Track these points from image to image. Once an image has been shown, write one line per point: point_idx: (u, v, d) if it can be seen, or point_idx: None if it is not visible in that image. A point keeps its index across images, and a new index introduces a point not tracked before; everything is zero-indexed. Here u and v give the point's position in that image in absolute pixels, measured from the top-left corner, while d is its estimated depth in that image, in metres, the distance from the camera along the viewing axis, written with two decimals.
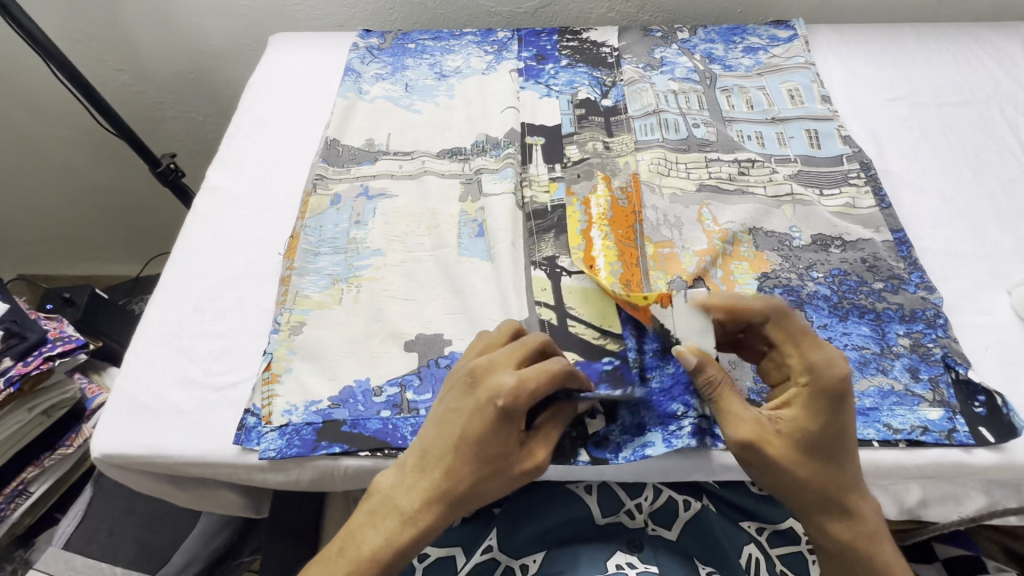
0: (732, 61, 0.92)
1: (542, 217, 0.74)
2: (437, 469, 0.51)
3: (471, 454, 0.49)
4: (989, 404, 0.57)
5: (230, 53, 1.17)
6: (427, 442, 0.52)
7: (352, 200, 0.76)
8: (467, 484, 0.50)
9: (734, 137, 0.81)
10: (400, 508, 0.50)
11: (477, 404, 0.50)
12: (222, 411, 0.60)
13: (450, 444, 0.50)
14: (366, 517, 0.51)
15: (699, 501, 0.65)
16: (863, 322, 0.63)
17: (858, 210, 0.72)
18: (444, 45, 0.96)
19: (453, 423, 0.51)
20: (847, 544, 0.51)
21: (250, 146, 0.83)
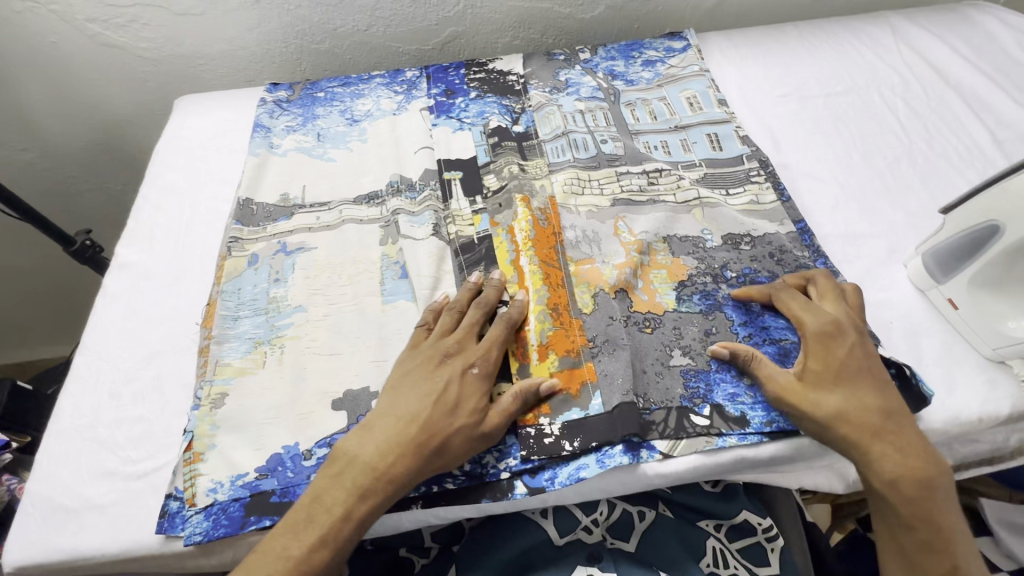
0: (633, 75, 0.96)
1: (470, 250, 0.74)
2: (410, 429, 0.55)
3: (447, 412, 0.57)
4: (901, 377, 0.60)
5: (140, 119, 1.14)
6: (397, 409, 0.57)
7: (270, 258, 0.74)
8: (437, 441, 0.55)
9: (642, 148, 0.85)
10: (372, 465, 0.54)
11: (459, 368, 0.59)
12: (145, 499, 0.57)
13: (421, 405, 0.57)
14: (331, 479, 0.54)
15: (654, 509, 0.65)
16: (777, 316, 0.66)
17: (762, 206, 0.76)
18: (354, 90, 0.97)
19: (426, 386, 0.58)
20: (888, 478, 0.54)
21: (161, 216, 0.81)
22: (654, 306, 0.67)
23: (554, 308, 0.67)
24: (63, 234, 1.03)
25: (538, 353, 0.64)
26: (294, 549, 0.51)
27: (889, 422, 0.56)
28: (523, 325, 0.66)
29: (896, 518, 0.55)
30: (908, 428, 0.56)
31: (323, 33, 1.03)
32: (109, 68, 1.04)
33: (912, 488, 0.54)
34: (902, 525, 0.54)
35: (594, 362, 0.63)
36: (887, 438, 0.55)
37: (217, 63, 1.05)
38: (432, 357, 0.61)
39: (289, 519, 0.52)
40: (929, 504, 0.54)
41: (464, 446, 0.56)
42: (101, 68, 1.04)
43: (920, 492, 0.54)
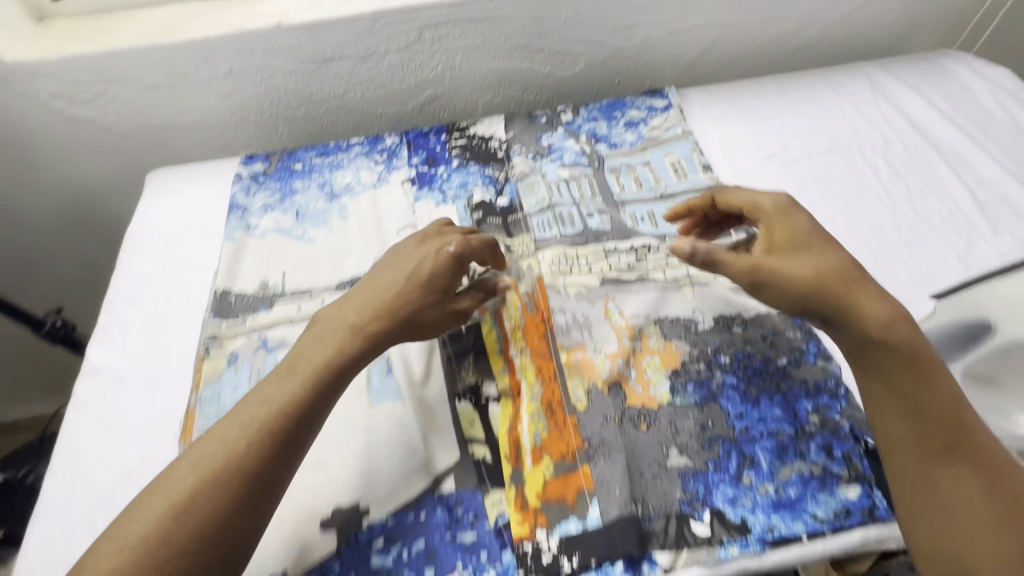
0: (616, 138, 0.95)
1: (459, 339, 0.73)
2: (386, 295, 0.63)
3: (422, 286, 0.64)
4: None
5: (111, 188, 1.10)
6: (382, 287, 0.64)
7: (250, 356, 0.72)
8: (406, 300, 0.63)
9: (629, 220, 0.84)
10: (349, 323, 0.61)
11: (437, 251, 0.66)
12: None
13: (400, 279, 0.64)
14: (313, 337, 0.61)
15: None
16: (774, 406, 0.65)
17: None
18: (332, 161, 0.94)
19: (408, 266, 0.65)
20: (875, 319, 0.55)
21: (133, 311, 0.78)
22: (649, 398, 0.66)
23: (547, 406, 0.66)
24: (33, 317, 0.99)
25: (531, 457, 0.62)
26: (258, 406, 0.54)
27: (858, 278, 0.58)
28: (516, 427, 0.65)
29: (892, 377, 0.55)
30: (870, 279, 0.58)
31: (299, 99, 1.00)
32: (75, 141, 1.00)
33: (932, 403, 0.53)
34: (908, 404, 0.53)
35: (591, 465, 0.61)
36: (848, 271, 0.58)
37: (190, 132, 1.02)
38: (417, 237, 0.69)
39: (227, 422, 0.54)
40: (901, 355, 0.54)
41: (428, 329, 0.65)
42: (68, 143, 1.00)
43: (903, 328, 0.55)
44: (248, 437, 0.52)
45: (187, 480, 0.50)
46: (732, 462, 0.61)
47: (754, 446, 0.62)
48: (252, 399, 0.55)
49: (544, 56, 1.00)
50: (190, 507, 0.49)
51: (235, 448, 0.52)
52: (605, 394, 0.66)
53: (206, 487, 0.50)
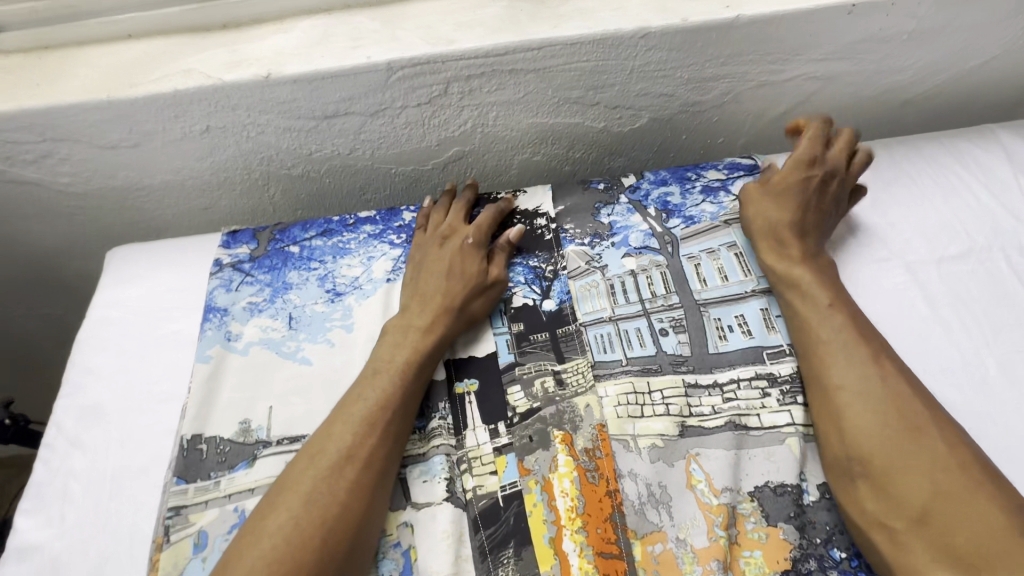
0: (692, 210, 0.77)
1: (495, 521, 0.56)
2: (430, 309, 0.65)
3: (461, 276, 0.67)
4: None
5: (73, 250, 0.93)
6: (429, 293, 0.67)
7: (222, 540, 0.56)
8: (461, 294, 0.66)
9: (714, 333, 0.66)
10: (408, 330, 0.64)
11: (465, 245, 0.70)
12: None
13: (443, 282, 0.67)
14: (393, 340, 0.64)
15: None
16: None
17: None
18: (337, 243, 0.76)
19: (442, 264, 0.69)
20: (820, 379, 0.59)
21: (78, 459, 0.61)
22: None
23: None
24: None
25: None
26: (326, 473, 0.55)
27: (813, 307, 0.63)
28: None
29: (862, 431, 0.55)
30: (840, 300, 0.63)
31: (295, 158, 0.81)
32: (24, 204, 0.83)
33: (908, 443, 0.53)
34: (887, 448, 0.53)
35: None
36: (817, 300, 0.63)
37: (163, 193, 0.84)
38: (436, 240, 0.72)
39: (285, 487, 0.54)
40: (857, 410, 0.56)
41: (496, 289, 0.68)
42: (15, 207, 0.83)
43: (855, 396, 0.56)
44: (332, 502, 0.53)
45: (276, 551, 0.50)
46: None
47: None
48: (312, 465, 0.56)
49: (599, 111, 0.80)
50: (282, 569, 0.50)
51: (319, 514, 0.52)
52: None
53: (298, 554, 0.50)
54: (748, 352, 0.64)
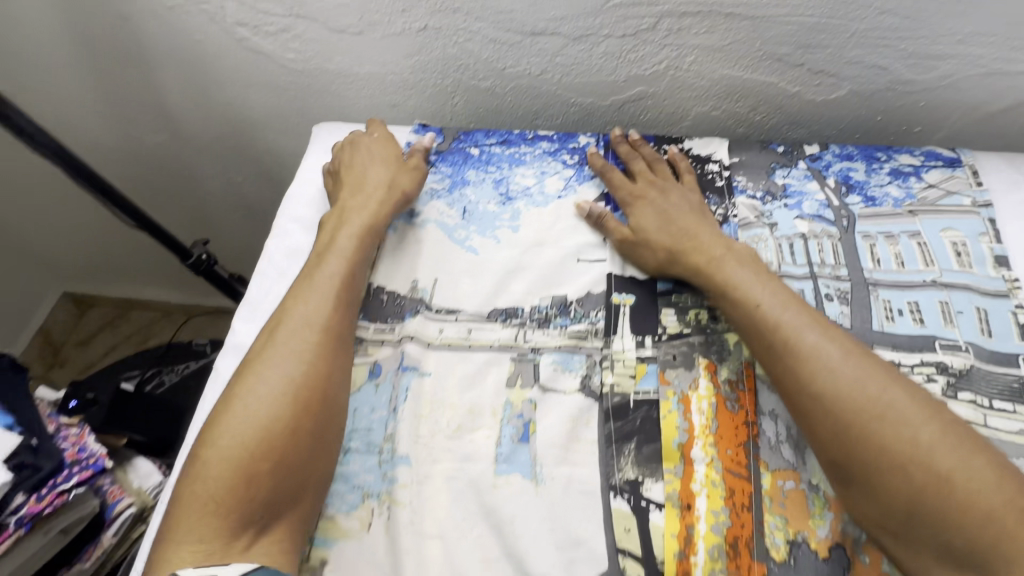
0: (877, 190, 0.74)
1: (623, 417, 0.60)
2: (360, 196, 0.73)
3: (390, 165, 0.76)
4: None
5: (273, 124, 1.06)
6: (359, 180, 0.75)
7: (392, 374, 0.64)
8: (391, 172, 0.75)
9: (881, 312, 0.65)
10: (345, 232, 0.69)
11: (378, 143, 0.78)
12: None
13: (370, 170, 0.75)
14: (337, 218, 0.71)
15: None
16: None
17: None
18: (513, 153, 0.81)
19: (365, 158, 0.77)
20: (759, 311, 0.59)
21: (284, 286, 0.72)
22: None
23: (732, 541, 0.53)
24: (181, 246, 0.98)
25: None
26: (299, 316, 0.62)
27: (694, 244, 0.67)
28: (688, 553, 0.53)
29: (796, 348, 0.55)
30: (711, 244, 0.66)
31: (488, 70, 0.86)
32: (250, 72, 0.95)
33: (836, 354, 0.54)
34: (822, 362, 0.54)
35: None
36: (704, 235, 0.66)
37: (364, 84, 0.93)
38: (348, 145, 0.79)
39: (262, 336, 0.61)
40: (801, 338, 0.56)
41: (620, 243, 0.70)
42: (244, 72, 0.95)
43: (797, 325, 0.57)
44: (299, 355, 0.59)
45: (239, 438, 0.54)
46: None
47: None
48: (266, 339, 0.60)
49: (799, 73, 0.79)
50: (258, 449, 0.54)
51: (288, 367, 0.58)
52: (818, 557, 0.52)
53: (283, 377, 0.57)
54: (917, 339, 0.62)
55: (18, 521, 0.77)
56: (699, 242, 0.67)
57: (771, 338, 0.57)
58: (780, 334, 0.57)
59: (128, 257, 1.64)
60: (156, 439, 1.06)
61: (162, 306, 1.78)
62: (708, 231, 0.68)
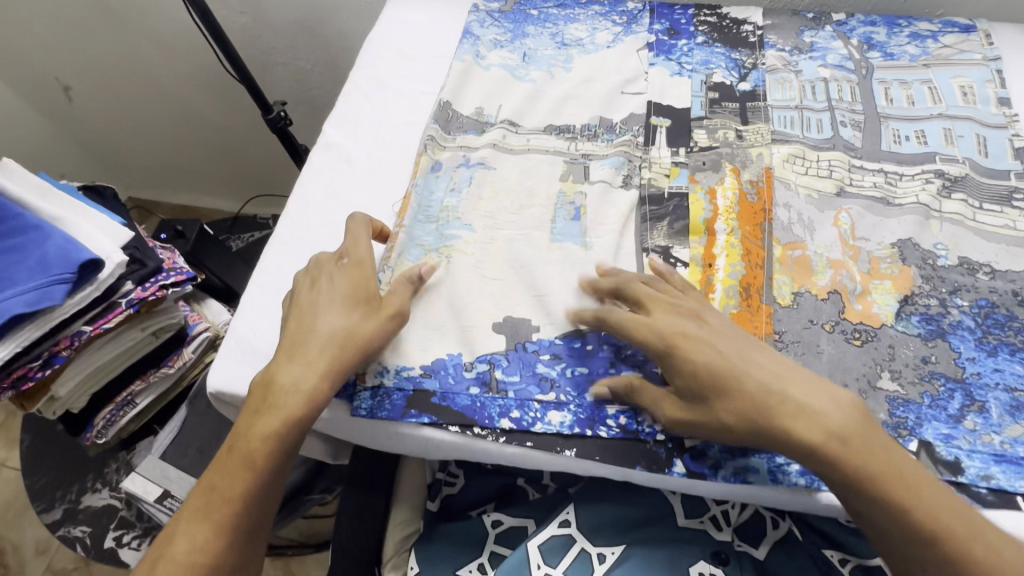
0: (895, 48, 0.82)
1: (658, 204, 0.70)
2: (326, 319, 0.59)
3: (361, 283, 0.61)
4: None
5: (347, 5, 1.18)
6: (306, 328, 0.59)
7: (452, 169, 0.75)
8: (346, 324, 0.59)
9: (890, 137, 0.73)
10: (286, 384, 0.57)
11: (337, 267, 0.62)
12: None
13: (318, 310, 0.59)
14: (261, 401, 0.57)
15: (786, 521, 0.68)
16: (1015, 362, 0.57)
17: (1018, 233, 0.65)
18: (569, 14, 0.91)
19: (320, 290, 0.61)
20: (821, 431, 0.49)
21: (366, 103, 0.83)
22: (869, 317, 0.60)
23: (746, 287, 0.63)
24: (264, 102, 1.11)
25: None
26: (181, 547, 0.54)
27: (756, 386, 0.51)
28: (708, 293, 0.63)
29: (879, 480, 0.48)
30: (759, 361, 0.53)
31: None
32: None
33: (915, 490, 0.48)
34: (907, 501, 0.48)
35: None
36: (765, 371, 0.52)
37: None
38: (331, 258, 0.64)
39: (176, 520, 0.56)
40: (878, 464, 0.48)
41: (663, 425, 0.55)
42: None
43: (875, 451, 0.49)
44: (216, 528, 0.54)
45: None
46: (953, 403, 0.55)
47: (985, 393, 0.56)
48: (190, 513, 0.55)
49: None
50: None
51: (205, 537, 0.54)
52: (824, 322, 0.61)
53: None
54: (918, 156, 0.71)
55: (128, 301, 0.89)
56: (763, 385, 0.51)
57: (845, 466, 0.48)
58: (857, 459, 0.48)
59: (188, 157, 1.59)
60: (229, 288, 1.18)
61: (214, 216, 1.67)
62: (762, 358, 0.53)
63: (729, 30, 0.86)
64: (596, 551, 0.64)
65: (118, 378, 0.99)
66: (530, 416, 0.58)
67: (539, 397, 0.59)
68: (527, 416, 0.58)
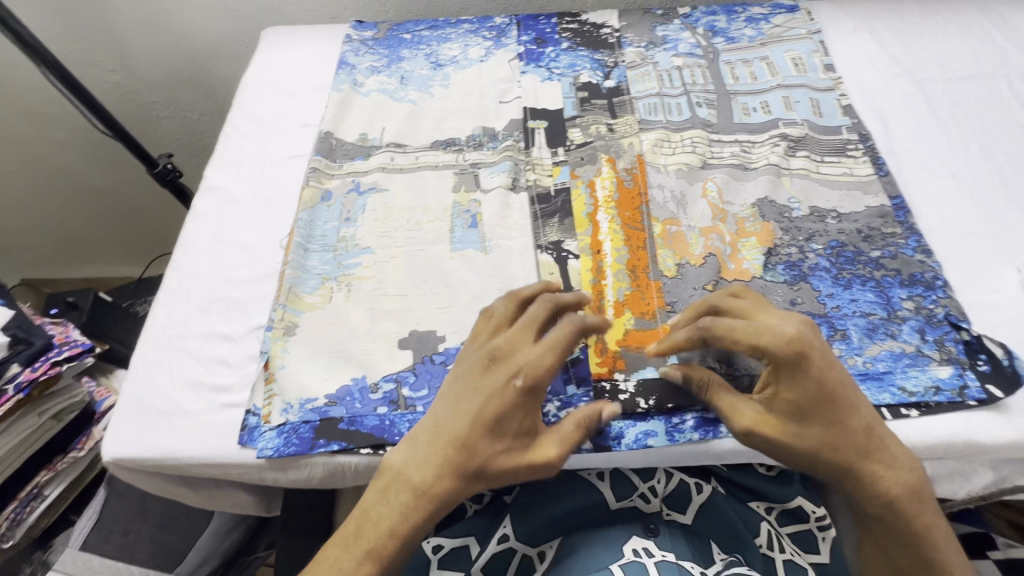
0: (735, 33, 0.91)
1: (546, 202, 0.73)
2: (466, 423, 0.53)
3: (520, 397, 0.52)
4: (992, 361, 0.59)
5: (224, 49, 1.17)
6: (439, 425, 0.54)
7: (343, 196, 0.75)
8: (490, 431, 0.52)
9: (740, 111, 0.81)
10: (413, 482, 0.53)
11: (500, 380, 0.53)
12: (213, 415, 0.60)
13: (463, 426, 0.53)
14: (380, 494, 0.54)
15: (710, 484, 0.68)
16: (867, 290, 0.65)
17: (855, 178, 0.73)
18: (440, 34, 0.95)
19: (471, 405, 0.53)
20: (899, 485, 0.53)
21: (247, 144, 0.82)
22: (741, 273, 0.66)
23: (632, 269, 0.67)
24: (147, 157, 1.08)
25: (613, 309, 0.64)
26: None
27: (844, 404, 0.52)
28: (600, 280, 0.66)
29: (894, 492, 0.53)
30: (837, 359, 0.53)
31: None
32: None
33: (919, 507, 0.53)
34: (911, 510, 0.53)
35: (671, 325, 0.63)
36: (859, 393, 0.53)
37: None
38: (486, 360, 0.55)
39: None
40: (933, 525, 0.53)
41: (740, 434, 0.53)
42: None
43: (929, 511, 0.54)
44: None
45: None
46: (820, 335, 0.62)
47: (845, 322, 0.62)
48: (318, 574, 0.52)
49: None
50: None
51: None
52: (707, 285, 0.66)
53: None
54: (765, 124, 0.79)
55: (16, 386, 0.82)
56: (847, 405, 0.52)
57: (911, 525, 0.53)
58: (921, 518, 0.53)
59: (90, 218, 1.46)
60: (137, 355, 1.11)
61: (119, 285, 1.54)
62: (845, 375, 0.53)
63: (590, 33, 0.93)
64: (537, 551, 0.63)
65: (20, 472, 0.91)
66: None
67: None
68: None
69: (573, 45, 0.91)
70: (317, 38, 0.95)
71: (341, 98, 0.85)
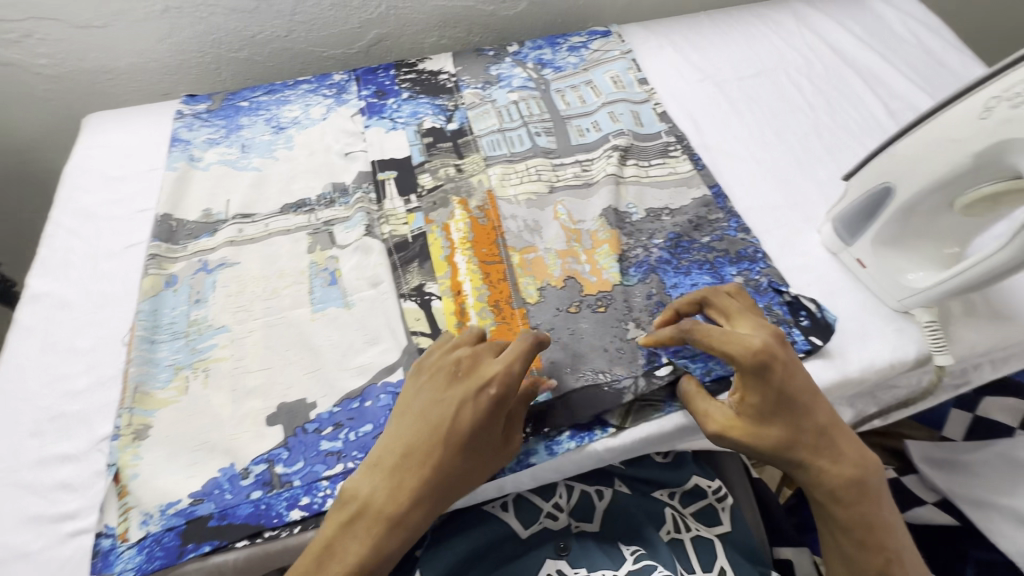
0: (560, 62, 0.99)
1: (404, 249, 0.73)
2: (438, 441, 0.52)
3: (492, 408, 0.53)
4: (811, 316, 0.67)
5: (47, 141, 1.08)
6: (407, 445, 0.53)
7: (190, 278, 0.71)
8: (460, 443, 0.52)
9: (575, 133, 0.88)
10: (370, 524, 0.50)
11: (470, 388, 0.54)
12: (59, 549, 0.53)
13: (435, 443, 0.52)
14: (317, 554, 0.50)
15: (611, 487, 0.69)
16: (703, 274, 0.72)
17: (678, 174, 0.81)
18: (279, 97, 0.94)
19: (443, 420, 0.53)
20: (840, 476, 0.56)
21: (75, 241, 0.76)
22: (603, 284, 0.71)
23: (495, 304, 0.69)
24: None
25: None
26: None
27: (803, 407, 0.56)
28: (464, 321, 0.67)
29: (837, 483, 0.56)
30: (801, 367, 0.57)
31: (241, 40, 0.99)
32: (5, 88, 0.98)
33: (859, 497, 0.56)
34: (853, 497, 0.56)
35: None
36: (819, 396, 0.58)
37: (129, 79, 1.02)
38: (454, 372, 0.55)
39: None
40: (872, 513, 0.57)
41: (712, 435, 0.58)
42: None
43: (870, 500, 0.57)
44: None
45: None
46: None
47: None
48: None
49: None
50: None
51: None
52: (569, 305, 0.69)
53: None
54: (597, 142, 0.86)
55: None
56: (805, 409, 0.56)
57: (848, 512, 0.56)
58: (857, 506, 0.56)
59: None
60: None
61: None
62: (808, 381, 0.57)
63: (428, 79, 0.97)
64: None
65: None
66: (320, 497, 0.55)
67: (326, 474, 0.57)
68: (317, 498, 0.55)
69: (413, 92, 0.94)
70: (145, 118, 0.91)
71: (177, 177, 0.81)
